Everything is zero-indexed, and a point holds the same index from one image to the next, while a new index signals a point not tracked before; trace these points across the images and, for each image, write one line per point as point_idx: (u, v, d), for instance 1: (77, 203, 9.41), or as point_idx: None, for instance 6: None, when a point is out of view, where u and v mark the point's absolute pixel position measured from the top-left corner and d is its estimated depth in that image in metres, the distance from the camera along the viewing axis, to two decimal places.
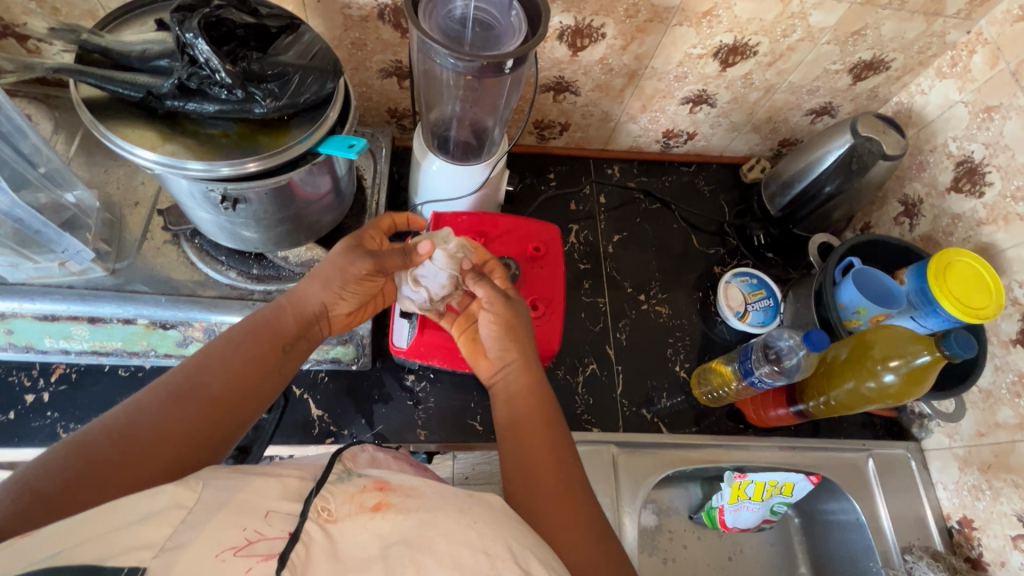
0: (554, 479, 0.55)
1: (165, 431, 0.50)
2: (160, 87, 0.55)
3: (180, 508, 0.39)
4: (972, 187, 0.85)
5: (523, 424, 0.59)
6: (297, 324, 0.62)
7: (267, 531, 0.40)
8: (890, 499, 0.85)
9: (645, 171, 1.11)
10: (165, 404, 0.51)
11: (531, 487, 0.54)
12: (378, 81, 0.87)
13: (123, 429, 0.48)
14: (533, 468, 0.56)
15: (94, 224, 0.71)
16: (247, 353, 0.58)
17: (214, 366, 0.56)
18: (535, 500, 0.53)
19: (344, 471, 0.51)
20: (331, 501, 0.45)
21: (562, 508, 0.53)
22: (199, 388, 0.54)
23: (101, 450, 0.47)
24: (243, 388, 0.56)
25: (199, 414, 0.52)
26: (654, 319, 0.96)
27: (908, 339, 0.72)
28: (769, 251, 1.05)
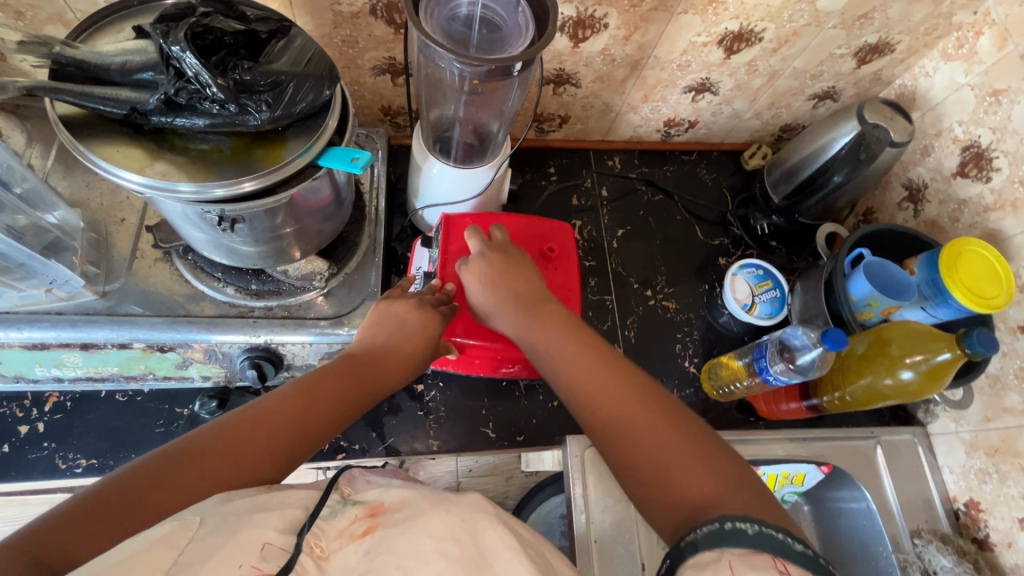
0: (670, 442, 0.49)
1: (243, 453, 0.46)
2: (144, 102, 0.51)
3: (170, 548, 0.36)
4: (979, 172, 0.85)
5: (607, 399, 0.54)
6: (382, 365, 0.60)
7: (264, 566, 0.37)
8: (898, 483, 0.86)
9: (646, 161, 1.08)
10: (269, 412, 0.49)
11: (638, 467, 0.50)
12: (371, 79, 0.82)
13: (211, 443, 0.45)
14: (635, 445, 0.50)
15: (80, 246, 0.68)
16: (335, 388, 0.54)
17: (305, 397, 0.52)
18: (655, 475, 0.48)
19: (342, 497, 0.47)
20: (323, 536, 0.42)
21: (684, 466, 0.47)
22: (305, 401, 0.51)
23: (170, 469, 0.43)
24: (332, 407, 0.53)
25: (276, 443, 0.48)
26: (661, 314, 0.95)
27: (928, 336, 0.72)
28: (773, 239, 1.05)
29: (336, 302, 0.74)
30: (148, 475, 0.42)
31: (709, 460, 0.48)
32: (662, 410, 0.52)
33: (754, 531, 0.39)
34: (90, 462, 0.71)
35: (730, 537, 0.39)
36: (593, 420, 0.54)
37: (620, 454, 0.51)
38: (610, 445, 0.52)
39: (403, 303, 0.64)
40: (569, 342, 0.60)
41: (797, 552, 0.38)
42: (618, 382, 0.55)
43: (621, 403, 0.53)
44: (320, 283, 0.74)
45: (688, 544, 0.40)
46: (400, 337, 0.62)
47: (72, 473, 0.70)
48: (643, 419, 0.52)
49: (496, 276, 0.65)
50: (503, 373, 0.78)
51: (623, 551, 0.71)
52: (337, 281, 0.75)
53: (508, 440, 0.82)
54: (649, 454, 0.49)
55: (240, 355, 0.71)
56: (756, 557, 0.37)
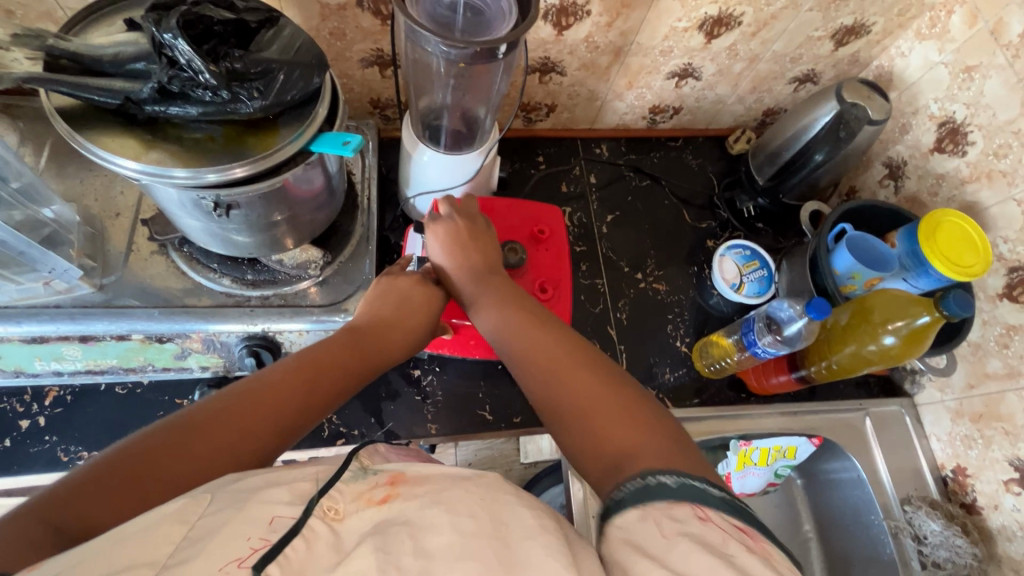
0: (606, 405, 0.51)
1: (251, 422, 0.48)
2: (138, 92, 0.52)
3: (181, 524, 0.37)
4: (955, 147, 0.87)
5: (552, 372, 0.56)
6: (385, 341, 0.62)
7: (273, 537, 0.38)
8: (887, 453, 0.88)
9: (633, 148, 1.10)
10: (276, 381, 0.51)
11: (578, 431, 0.51)
12: (359, 71, 0.84)
13: (220, 412, 0.47)
14: (574, 411, 0.52)
15: (76, 239, 0.68)
16: (339, 360, 0.56)
17: (309, 368, 0.54)
18: (593, 441, 0.50)
19: (357, 470, 0.48)
20: (339, 499, 0.43)
21: (615, 426, 0.49)
22: (310, 372, 0.53)
23: (181, 437, 0.45)
24: (335, 377, 0.55)
25: (282, 413, 0.50)
26: (652, 296, 0.97)
27: (908, 301, 0.74)
28: (759, 221, 1.07)
29: (330, 290, 0.75)
30: (160, 444, 0.44)
31: (644, 419, 0.50)
32: (602, 377, 0.54)
33: (676, 484, 0.41)
34: (92, 454, 0.71)
35: (653, 491, 0.41)
36: (540, 391, 0.56)
37: (561, 418, 0.53)
38: (553, 411, 0.54)
39: (406, 279, 0.68)
40: (518, 318, 0.62)
41: (715, 498, 0.40)
42: (562, 354, 0.57)
43: (563, 372, 0.55)
44: (315, 271, 0.75)
45: (614, 501, 0.42)
46: (400, 312, 0.65)
47: (74, 465, 0.70)
48: (583, 385, 0.54)
49: (456, 245, 0.67)
50: (499, 354, 0.79)
51: None
52: (332, 269, 0.76)
53: (505, 422, 0.84)
54: (583, 415, 0.51)
55: (238, 344, 0.72)
56: (675, 509, 0.39)
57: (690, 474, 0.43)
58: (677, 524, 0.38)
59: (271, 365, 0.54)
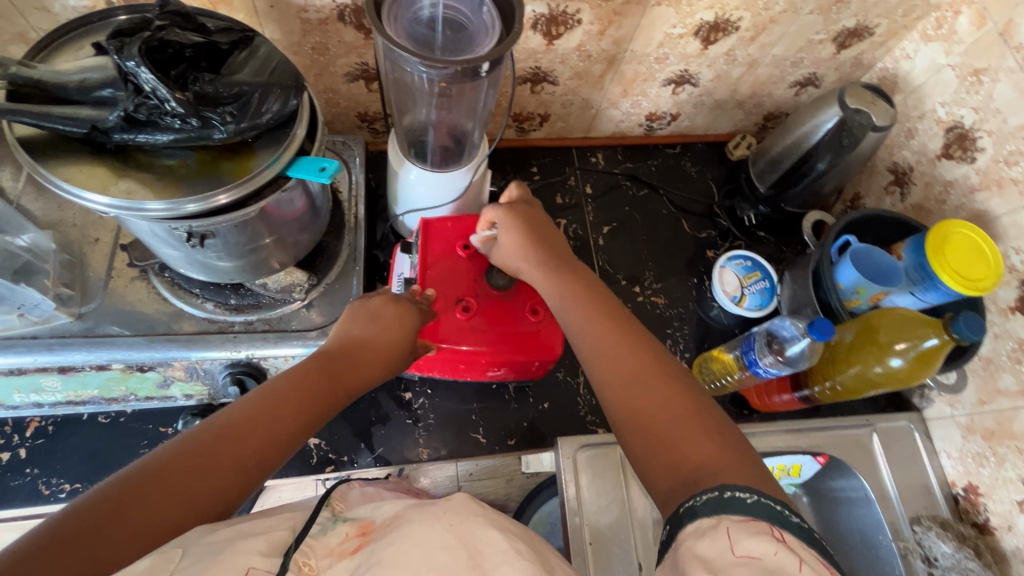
0: (681, 408, 0.49)
1: (215, 463, 0.45)
2: (105, 120, 0.50)
3: None
4: (963, 153, 0.84)
5: (623, 371, 0.53)
6: (359, 362, 0.59)
7: None
8: (896, 470, 0.85)
9: (630, 156, 1.07)
10: (240, 418, 0.48)
11: (652, 430, 0.48)
12: (345, 85, 0.81)
13: (179, 457, 0.44)
14: (655, 406, 0.50)
15: (53, 268, 0.66)
16: (311, 386, 0.53)
17: (271, 402, 0.50)
18: (660, 447, 0.47)
19: (327, 517, 0.48)
20: (313, 555, 0.43)
21: (687, 439, 0.46)
22: (278, 405, 0.50)
23: (135, 490, 0.41)
24: (307, 406, 0.52)
25: (250, 452, 0.47)
26: (650, 310, 0.95)
27: (914, 322, 0.72)
28: (760, 230, 1.04)
29: (320, 312, 0.73)
30: (115, 498, 0.40)
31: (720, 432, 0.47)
32: (682, 382, 0.51)
33: (753, 500, 0.38)
34: (74, 487, 0.70)
35: (730, 505, 0.38)
36: (607, 380, 0.54)
37: (630, 411, 0.51)
38: (619, 402, 0.52)
39: (378, 298, 0.64)
40: (593, 308, 0.60)
41: (793, 523, 0.37)
42: (639, 353, 0.54)
43: (632, 372, 0.53)
44: (301, 294, 0.73)
45: (687, 509, 0.39)
46: (374, 332, 0.61)
47: (55, 498, 0.69)
48: (651, 388, 0.51)
49: (529, 231, 0.68)
50: (491, 376, 0.76)
51: (619, 552, 0.70)
52: (318, 292, 0.74)
53: (500, 445, 0.81)
54: (654, 422, 0.49)
55: (222, 371, 0.70)
56: (754, 527, 0.36)
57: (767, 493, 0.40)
58: (753, 539, 0.35)
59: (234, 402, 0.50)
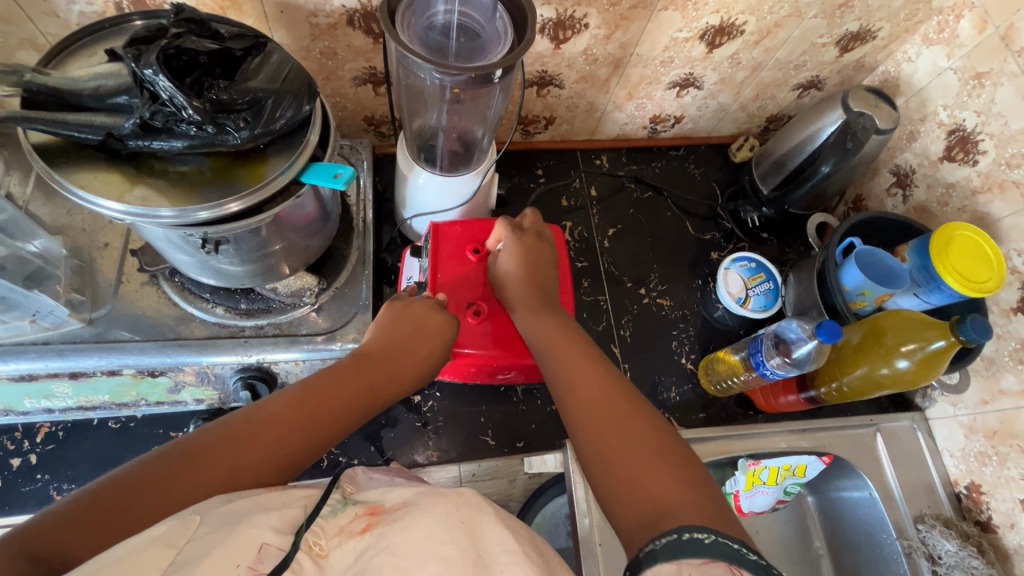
0: (646, 447, 0.49)
1: (244, 455, 0.46)
2: (121, 127, 0.50)
3: (169, 547, 0.36)
4: (965, 156, 0.85)
5: (595, 410, 0.54)
6: (391, 366, 0.60)
7: (261, 566, 0.37)
8: (899, 469, 0.86)
9: (634, 158, 1.08)
10: (281, 410, 0.50)
11: (613, 466, 0.49)
12: (353, 89, 0.82)
13: (217, 439, 0.46)
14: (621, 440, 0.50)
15: (63, 274, 0.66)
16: (346, 389, 0.55)
17: (309, 398, 0.52)
18: (624, 481, 0.47)
19: (339, 499, 0.48)
20: (323, 534, 0.42)
21: (650, 473, 0.47)
22: (315, 402, 0.52)
23: (177, 466, 0.43)
24: (340, 409, 0.53)
25: (283, 448, 0.48)
26: (655, 312, 0.95)
27: (920, 324, 0.72)
28: (764, 232, 1.04)
29: (329, 316, 0.73)
30: (153, 473, 0.43)
31: (682, 467, 0.47)
32: (648, 420, 0.52)
33: (710, 540, 0.39)
34: None
35: (687, 546, 0.38)
36: (580, 422, 0.54)
37: (598, 450, 0.51)
38: (587, 444, 0.52)
39: (420, 303, 0.66)
40: (573, 350, 0.61)
41: (750, 561, 0.37)
42: (608, 391, 0.55)
43: (603, 413, 0.53)
44: (311, 299, 0.73)
45: (646, 554, 0.39)
46: (401, 341, 0.62)
47: None
48: (617, 425, 0.52)
49: (528, 262, 0.69)
50: (500, 379, 0.77)
51: None
52: (328, 296, 0.74)
53: (508, 447, 0.82)
54: (619, 457, 0.49)
55: (233, 376, 0.70)
56: (713, 569, 0.36)
57: (724, 532, 0.40)
58: None
59: (276, 392, 0.52)
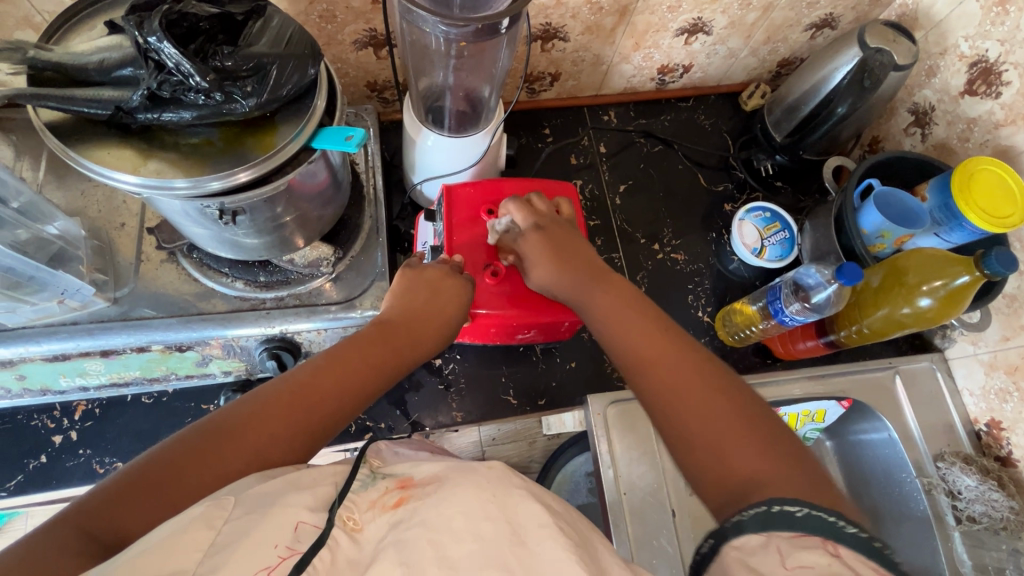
0: (726, 419, 0.47)
1: (277, 426, 0.47)
2: (129, 100, 0.50)
3: (208, 529, 0.37)
4: (988, 88, 0.82)
5: (670, 376, 0.52)
6: (413, 333, 0.61)
7: (299, 546, 0.39)
8: (919, 410, 0.87)
9: (642, 112, 1.06)
10: (307, 380, 0.51)
11: (693, 440, 0.47)
12: (354, 54, 0.80)
13: (249, 412, 0.47)
14: (704, 411, 0.48)
15: (85, 255, 0.67)
16: (370, 357, 0.56)
17: (334, 368, 0.53)
18: (707, 452, 0.46)
19: (367, 475, 0.48)
20: (356, 509, 0.43)
21: (738, 445, 0.45)
22: (340, 371, 0.53)
23: (215, 438, 0.45)
24: (366, 376, 0.54)
25: (315, 416, 0.49)
26: (670, 267, 0.95)
27: (944, 261, 0.71)
28: (778, 180, 1.03)
29: (346, 285, 0.74)
30: (194, 445, 0.44)
31: (763, 440, 0.45)
32: (730, 390, 0.49)
33: (803, 513, 0.36)
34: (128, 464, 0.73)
35: (778, 519, 0.36)
36: (654, 390, 0.52)
37: (676, 424, 0.49)
38: (662, 412, 0.50)
39: (434, 269, 0.66)
40: (636, 316, 0.59)
41: (848, 535, 0.35)
42: (683, 361, 0.53)
43: (679, 388, 0.51)
44: (328, 268, 0.73)
45: (732, 524, 0.38)
46: (417, 313, 0.63)
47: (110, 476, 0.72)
48: (697, 395, 0.49)
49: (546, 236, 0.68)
50: (520, 339, 0.77)
51: (653, 502, 0.73)
52: (344, 265, 0.75)
53: (530, 405, 0.83)
54: (700, 427, 0.47)
55: (258, 347, 0.72)
56: (805, 542, 0.35)
57: (819, 504, 0.37)
58: (804, 553, 0.34)
59: (302, 364, 0.53)
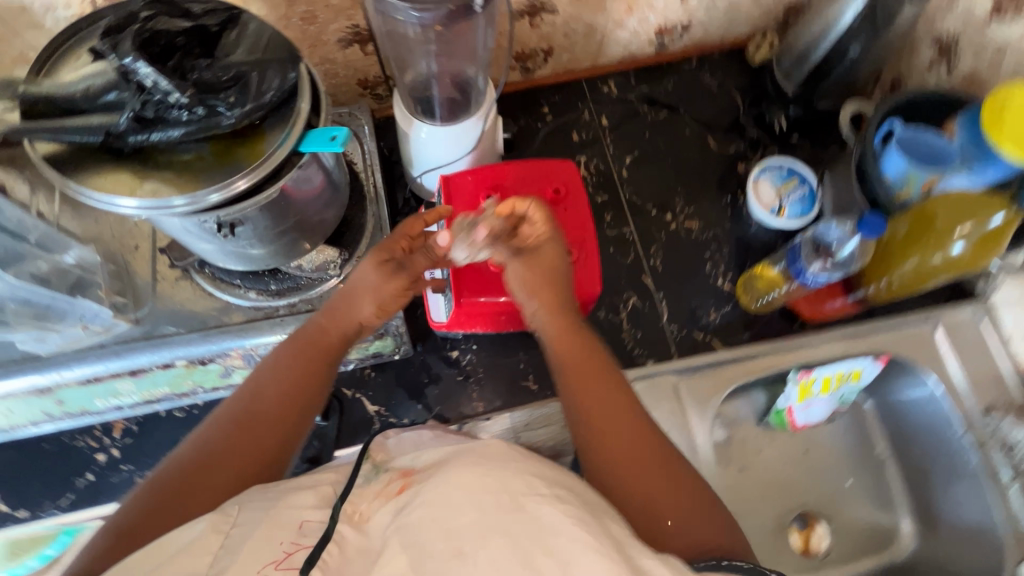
0: (651, 454, 0.53)
1: (234, 447, 0.54)
2: (117, 124, 0.51)
3: (217, 533, 0.43)
4: (1017, 9, 0.74)
5: (601, 409, 0.56)
6: (348, 325, 0.64)
7: (302, 541, 0.44)
8: (965, 361, 0.82)
9: (643, 78, 1.01)
10: (253, 399, 0.57)
11: (625, 472, 0.52)
12: (341, 52, 0.79)
13: (208, 439, 0.54)
14: (629, 447, 0.53)
15: (103, 279, 0.70)
16: (306, 360, 0.61)
17: (276, 379, 0.59)
18: (636, 483, 0.52)
19: (370, 471, 0.54)
20: (361, 503, 0.48)
21: (663, 483, 0.51)
22: (279, 381, 0.58)
23: (185, 469, 0.52)
24: (307, 380, 0.59)
25: (265, 427, 0.56)
26: (685, 236, 0.92)
27: (976, 203, 0.69)
28: (794, 134, 0.97)
29: None
30: (170, 478, 0.51)
31: (691, 482, 0.52)
32: (654, 431, 0.55)
33: (741, 565, 0.44)
34: None
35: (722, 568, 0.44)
36: (586, 425, 0.56)
37: (606, 457, 0.53)
38: (589, 437, 0.55)
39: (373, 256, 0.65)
40: (577, 346, 0.61)
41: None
42: (610, 396, 0.57)
43: (606, 418, 0.56)
44: (335, 271, 0.74)
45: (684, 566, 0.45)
46: (365, 298, 0.64)
47: None
48: (625, 431, 0.54)
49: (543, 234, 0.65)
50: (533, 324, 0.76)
51: None
52: (352, 266, 0.75)
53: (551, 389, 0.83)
54: (628, 460, 0.53)
55: None
56: None
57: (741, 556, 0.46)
58: None
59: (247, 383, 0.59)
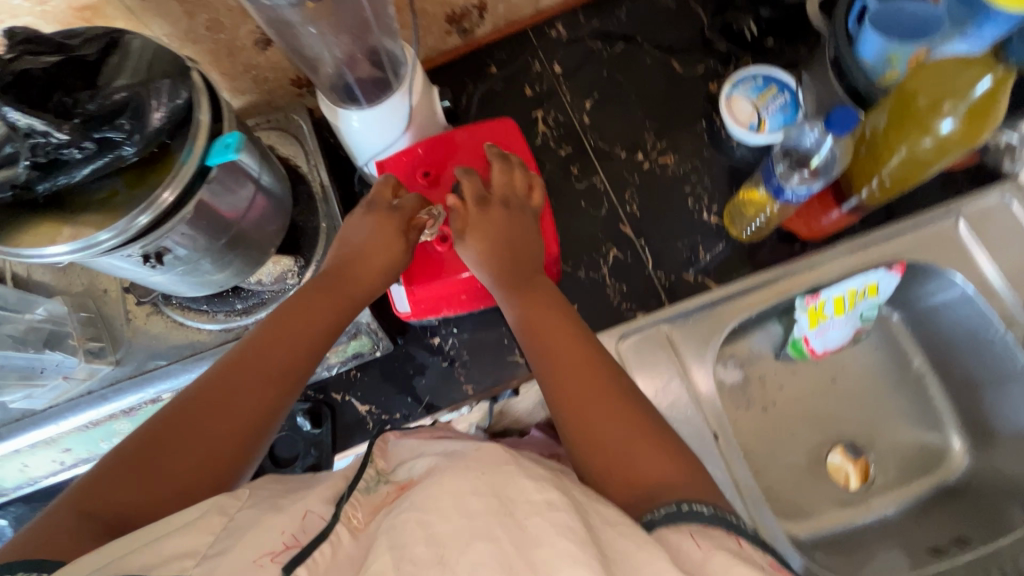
0: (629, 420, 0.53)
1: (234, 394, 0.52)
2: (18, 174, 0.49)
3: (220, 515, 0.40)
4: None
5: (578, 382, 0.55)
6: (349, 278, 0.63)
7: (301, 537, 0.41)
8: (996, 253, 0.73)
9: (592, 13, 0.93)
10: (251, 352, 0.55)
11: (600, 443, 0.52)
12: (261, 55, 0.76)
13: (206, 388, 0.52)
14: (606, 414, 0.53)
15: (75, 328, 0.70)
16: (307, 314, 0.59)
17: (272, 333, 0.57)
18: (612, 452, 0.51)
19: (374, 476, 0.51)
20: (359, 508, 0.46)
21: (641, 450, 0.51)
22: (280, 335, 0.57)
23: (179, 417, 0.50)
24: (309, 333, 0.58)
25: (266, 377, 0.54)
26: (662, 173, 0.85)
27: (956, 67, 0.59)
28: (768, 38, 0.88)
29: None
30: (164, 426, 0.49)
31: (664, 443, 0.52)
32: (631, 398, 0.55)
33: (708, 513, 0.46)
34: None
35: (689, 517, 0.45)
36: (563, 398, 0.55)
37: (580, 423, 0.53)
38: (569, 412, 0.54)
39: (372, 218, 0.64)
40: (555, 320, 0.60)
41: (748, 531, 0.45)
42: (590, 361, 0.57)
43: (577, 365, 0.57)
44: (294, 279, 0.73)
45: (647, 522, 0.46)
46: (358, 258, 0.63)
47: None
48: (602, 399, 0.54)
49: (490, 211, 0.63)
50: None
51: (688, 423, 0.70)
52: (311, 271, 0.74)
53: None
54: (609, 429, 0.52)
55: None
56: (711, 532, 0.44)
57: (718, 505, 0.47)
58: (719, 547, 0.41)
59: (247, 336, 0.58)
